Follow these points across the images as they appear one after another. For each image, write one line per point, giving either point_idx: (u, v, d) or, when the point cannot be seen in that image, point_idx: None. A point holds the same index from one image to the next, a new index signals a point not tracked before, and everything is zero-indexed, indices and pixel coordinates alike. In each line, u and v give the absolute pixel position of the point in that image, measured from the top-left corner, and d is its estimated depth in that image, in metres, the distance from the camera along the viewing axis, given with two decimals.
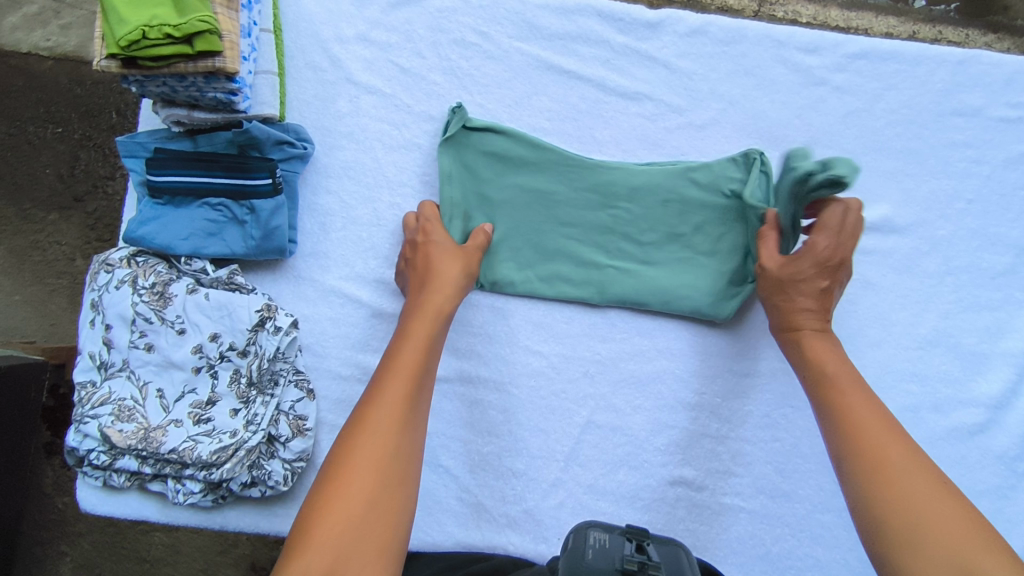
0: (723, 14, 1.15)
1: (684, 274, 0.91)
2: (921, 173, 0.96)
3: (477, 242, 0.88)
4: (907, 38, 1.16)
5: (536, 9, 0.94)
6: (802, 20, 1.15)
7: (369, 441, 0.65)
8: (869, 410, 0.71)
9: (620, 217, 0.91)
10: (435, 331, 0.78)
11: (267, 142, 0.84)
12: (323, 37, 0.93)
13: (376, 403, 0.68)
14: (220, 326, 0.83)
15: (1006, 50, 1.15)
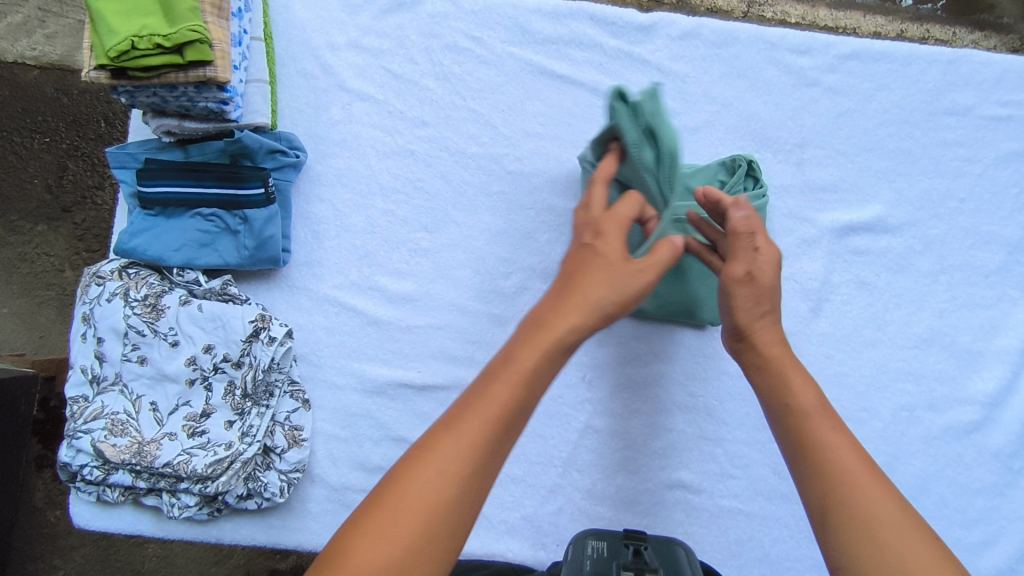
0: (713, 15, 1.15)
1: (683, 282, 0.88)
2: (914, 172, 0.96)
3: (661, 259, 0.67)
4: (895, 37, 1.17)
5: (529, 14, 0.94)
6: (790, 21, 1.17)
7: (422, 476, 0.52)
8: (837, 440, 0.64)
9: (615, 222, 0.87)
10: (546, 359, 0.61)
11: (259, 152, 0.84)
12: (315, 45, 0.92)
13: (422, 462, 0.53)
14: (214, 337, 0.82)
15: (992, 48, 1.17)
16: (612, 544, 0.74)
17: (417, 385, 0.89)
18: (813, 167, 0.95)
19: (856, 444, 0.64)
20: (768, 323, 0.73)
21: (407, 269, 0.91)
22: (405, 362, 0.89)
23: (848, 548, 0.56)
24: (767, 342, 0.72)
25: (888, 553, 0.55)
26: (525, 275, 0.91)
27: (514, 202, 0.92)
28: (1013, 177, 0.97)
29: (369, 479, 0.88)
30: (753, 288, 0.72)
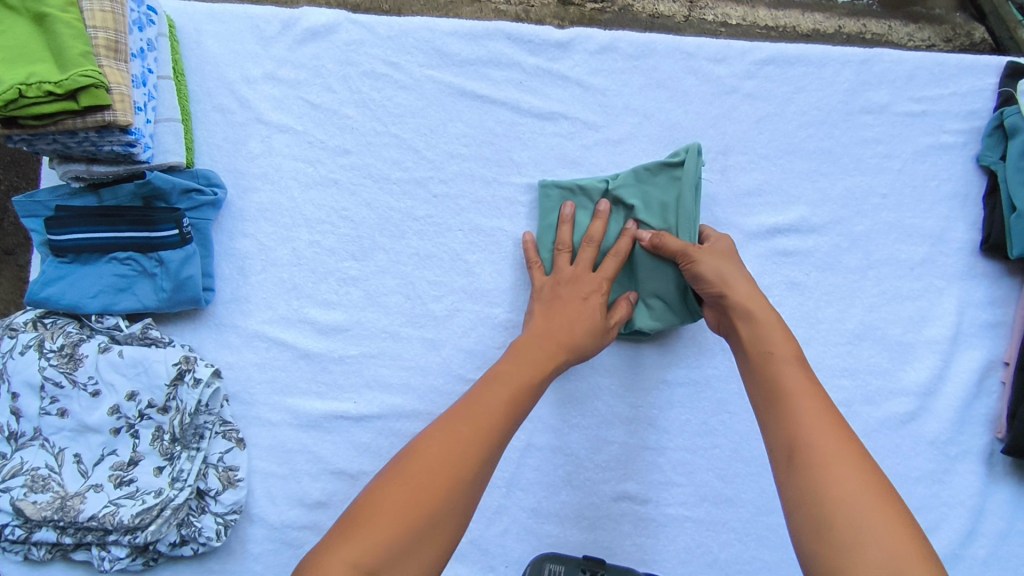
0: (652, 24, 1.17)
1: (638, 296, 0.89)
2: (836, 171, 0.97)
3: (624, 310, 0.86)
4: (833, 33, 1.19)
5: (445, 36, 0.94)
6: (731, 22, 1.18)
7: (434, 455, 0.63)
8: (803, 389, 0.67)
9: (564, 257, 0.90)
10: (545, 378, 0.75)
11: (173, 192, 0.83)
12: (230, 79, 0.92)
13: (446, 434, 0.65)
14: (137, 383, 0.81)
15: (927, 38, 1.19)
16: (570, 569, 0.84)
17: (353, 416, 0.88)
18: (737, 172, 0.96)
19: (824, 393, 0.67)
20: (746, 285, 0.78)
21: (336, 299, 0.90)
22: (340, 395, 0.88)
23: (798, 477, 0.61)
24: (744, 298, 0.76)
25: (830, 482, 0.59)
26: (456, 297, 0.91)
27: (442, 225, 0.92)
28: (931, 171, 0.98)
29: (310, 515, 0.86)
30: (712, 260, 0.80)
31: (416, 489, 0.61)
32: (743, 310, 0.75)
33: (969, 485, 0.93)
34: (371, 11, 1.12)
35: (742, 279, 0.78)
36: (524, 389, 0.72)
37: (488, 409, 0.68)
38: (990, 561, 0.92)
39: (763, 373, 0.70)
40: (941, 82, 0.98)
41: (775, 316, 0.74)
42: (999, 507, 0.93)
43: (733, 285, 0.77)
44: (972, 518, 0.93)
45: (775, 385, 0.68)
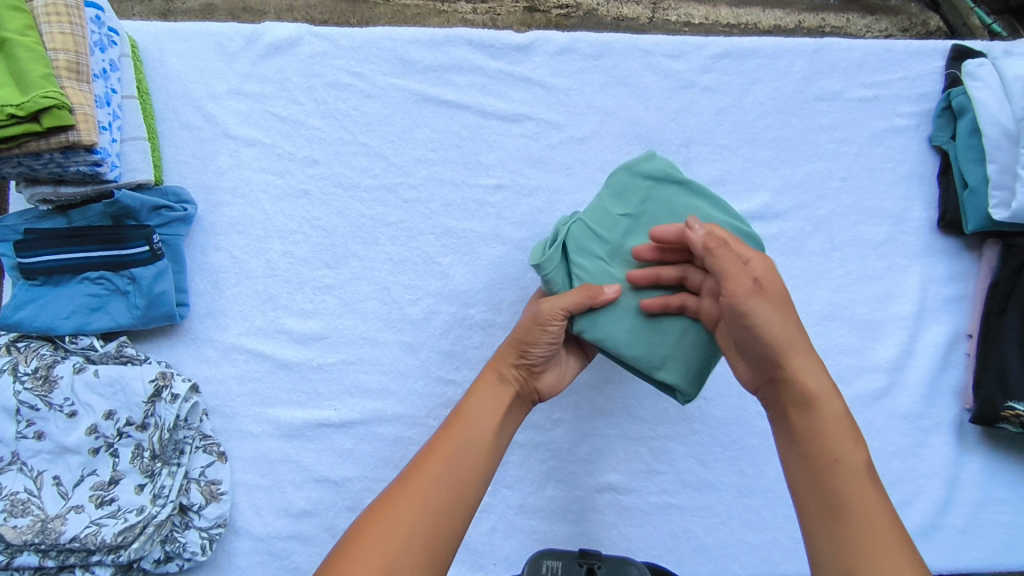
0: (618, 26, 1.20)
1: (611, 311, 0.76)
2: (795, 158, 0.99)
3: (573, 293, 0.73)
4: (794, 28, 1.22)
5: (407, 45, 0.96)
6: (694, 22, 1.22)
7: (424, 480, 0.65)
8: (868, 509, 0.58)
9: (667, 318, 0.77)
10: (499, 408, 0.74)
11: (142, 210, 0.84)
12: (195, 96, 0.93)
13: (423, 473, 0.66)
14: (115, 402, 0.81)
15: (885, 29, 1.24)
16: (567, 564, 0.76)
17: (334, 423, 0.89)
18: (700, 163, 0.98)
19: (895, 522, 0.58)
20: (810, 367, 0.65)
21: (312, 307, 0.91)
22: (320, 403, 0.89)
23: None
24: (805, 385, 0.65)
25: None
26: (432, 300, 0.92)
27: (414, 229, 0.93)
28: (887, 153, 1.01)
29: (295, 524, 0.86)
30: (775, 311, 0.66)
31: (392, 527, 0.61)
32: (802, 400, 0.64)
33: (943, 456, 0.96)
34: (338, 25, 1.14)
35: (809, 361, 0.66)
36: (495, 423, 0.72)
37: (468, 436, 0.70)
38: (968, 529, 0.94)
39: (823, 480, 0.61)
40: (890, 68, 1.02)
41: (842, 413, 0.64)
42: (973, 476, 0.96)
43: (794, 360, 0.65)
44: (947, 489, 0.95)
45: (835, 506, 0.59)
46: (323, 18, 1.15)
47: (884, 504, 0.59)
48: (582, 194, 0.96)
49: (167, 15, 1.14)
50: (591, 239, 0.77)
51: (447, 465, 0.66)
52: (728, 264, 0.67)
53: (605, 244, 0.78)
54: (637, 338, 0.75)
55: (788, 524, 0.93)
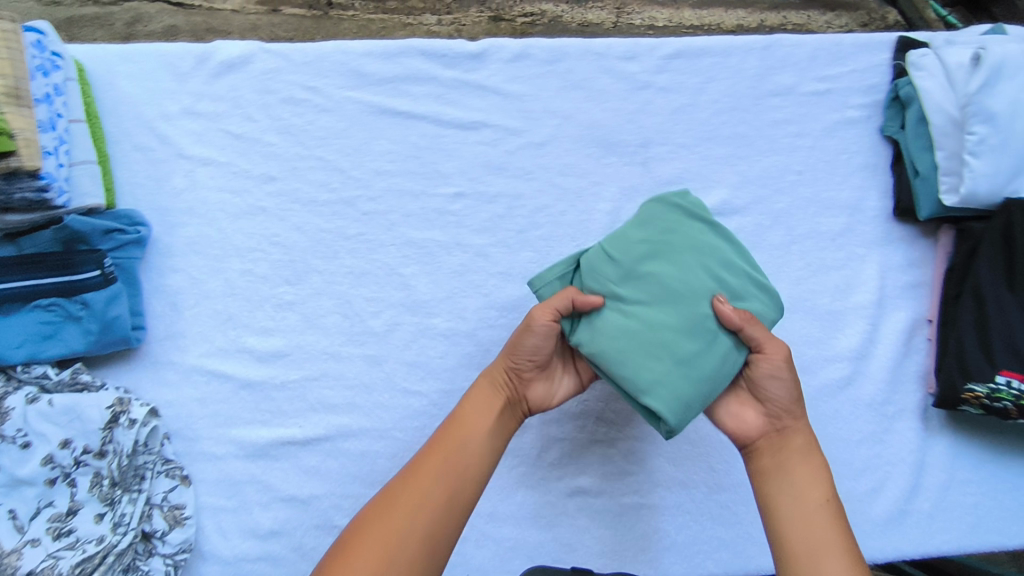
0: (584, 31, 1.21)
1: (618, 325, 0.75)
2: (751, 154, 1.00)
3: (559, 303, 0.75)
4: (757, 26, 1.25)
5: (360, 58, 0.96)
6: (658, 25, 1.23)
7: (418, 483, 0.68)
8: (833, 546, 0.67)
9: (669, 337, 0.74)
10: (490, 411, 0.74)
11: (94, 234, 0.83)
12: (147, 117, 0.92)
13: (418, 476, 0.68)
14: (71, 430, 0.79)
15: (845, 24, 1.27)
16: None
17: (300, 440, 0.88)
18: (659, 163, 0.99)
19: (857, 559, 0.66)
20: (802, 426, 0.75)
21: (273, 325, 0.90)
22: (285, 421, 0.88)
23: None
24: (795, 439, 0.74)
25: None
26: (395, 311, 0.92)
27: (374, 241, 0.93)
28: (841, 145, 1.02)
29: (263, 545, 0.85)
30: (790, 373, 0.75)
31: (383, 533, 0.64)
32: (791, 447, 0.74)
33: (909, 442, 0.97)
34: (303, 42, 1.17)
35: (802, 421, 0.75)
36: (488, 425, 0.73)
37: (463, 440, 0.72)
38: (936, 513, 0.95)
39: (795, 516, 0.70)
40: (841, 62, 1.03)
41: (824, 465, 0.73)
42: (938, 460, 0.97)
43: (793, 416, 0.75)
44: (914, 474, 0.96)
45: (799, 537, 0.68)
46: (288, 35, 1.18)
47: (851, 544, 0.68)
48: (542, 198, 0.96)
49: (131, 39, 1.15)
50: (604, 262, 0.78)
51: (439, 470, 0.69)
52: (764, 332, 0.74)
53: (619, 267, 0.77)
54: (630, 361, 0.73)
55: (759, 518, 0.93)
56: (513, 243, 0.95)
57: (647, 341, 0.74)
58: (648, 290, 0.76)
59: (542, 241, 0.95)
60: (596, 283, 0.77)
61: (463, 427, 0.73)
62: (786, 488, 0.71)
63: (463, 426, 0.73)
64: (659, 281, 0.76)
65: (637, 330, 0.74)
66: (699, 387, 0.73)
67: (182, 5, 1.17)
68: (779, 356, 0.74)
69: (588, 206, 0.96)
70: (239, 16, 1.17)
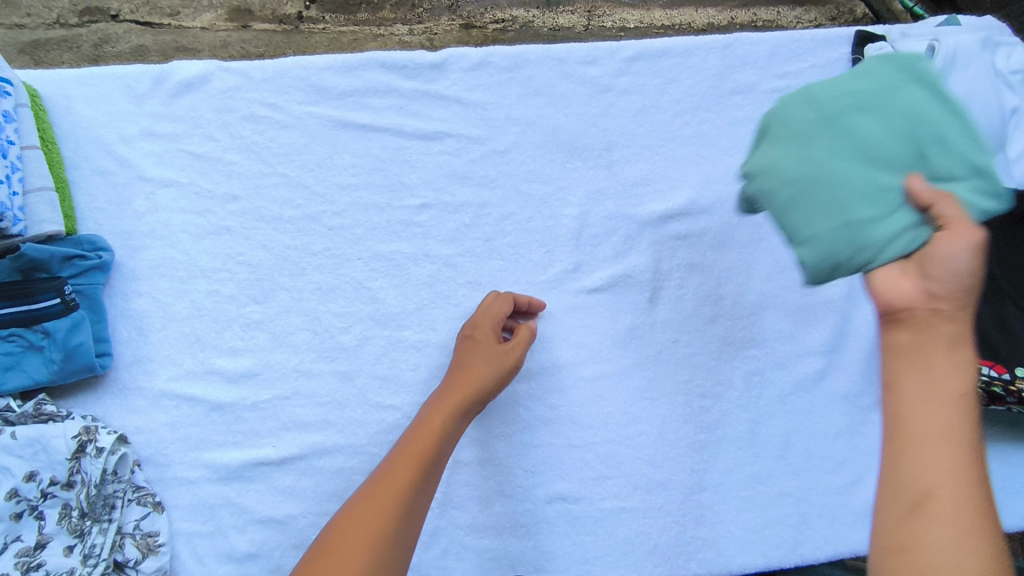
0: (556, 35, 1.21)
1: (787, 162, 0.71)
2: (715, 152, 1.01)
3: (524, 341, 0.86)
4: (727, 24, 1.25)
5: (320, 73, 0.95)
6: (630, 26, 1.23)
7: (390, 483, 0.71)
8: (951, 434, 0.56)
9: (840, 192, 0.69)
10: (452, 418, 0.78)
11: (53, 261, 0.82)
12: (106, 141, 0.91)
13: (391, 477, 0.72)
14: (36, 462, 0.78)
15: (814, 18, 1.27)
16: None
17: (274, 460, 0.87)
18: (624, 166, 0.99)
19: (972, 449, 0.56)
20: (953, 306, 0.60)
21: (242, 344, 0.89)
22: (258, 441, 0.87)
23: (885, 519, 0.58)
24: (936, 320, 0.60)
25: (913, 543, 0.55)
26: (364, 326, 0.91)
27: (340, 256, 0.92)
28: None
29: (240, 569, 0.85)
30: (954, 244, 0.61)
31: (360, 530, 0.67)
32: (930, 329, 0.60)
33: None
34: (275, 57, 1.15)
35: (954, 298, 0.60)
36: (450, 429, 0.78)
37: (430, 443, 0.75)
38: None
39: (909, 400, 0.59)
40: (799, 57, 1.04)
41: (966, 351, 0.59)
42: None
43: (938, 295, 0.61)
44: None
45: (902, 420, 0.59)
46: (259, 51, 1.16)
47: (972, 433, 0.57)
48: (508, 206, 0.96)
49: (99, 61, 1.12)
50: (803, 105, 0.73)
51: (411, 469, 0.73)
52: (959, 212, 0.64)
53: (817, 112, 0.72)
54: (790, 208, 0.71)
55: (740, 515, 0.93)
56: (481, 252, 0.94)
57: (814, 193, 0.70)
58: (845, 142, 0.71)
59: (510, 249, 0.95)
60: (792, 126, 0.72)
61: (427, 431, 0.76)
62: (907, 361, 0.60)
63: (429, 431, 0.76)
64: (833, 140, 0.71)
65: (812, 173, 0.70)
66: (858, 253, 0.68)
67: (149, 25, 1.14)
68: (970, 237, 0.61)
69: (555, 212, 0.96)
70: (209, 33, 1.14)
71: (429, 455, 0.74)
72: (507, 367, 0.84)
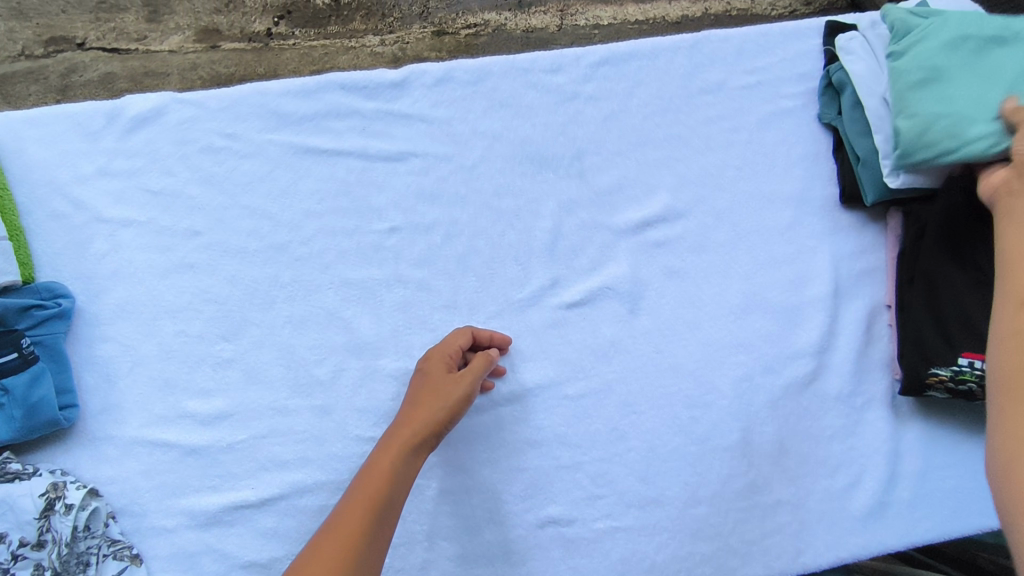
0: (528, 38, 1.18)
1: (921, 76, 0.84)
2: (690, 154, 0.98)
3: (478, 370, 0.84)
4: (701, 15, 1.22)
5: (278, 98, 0.92)
6: (603, 23, 1.20)
7: (341, 527, 0.71)
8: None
9: (936, 106, 0.83)
10: (405, 455, 0.78)
11: (10, 313, 0.80)
12: (60, 182, 0.88)
13: (343, 521, 0.71)
14: (4, 523, 0.76)
15: (789, 6, 1.24)
16: None
17: (254, 502, 0.84)
18: (597, 174, 0.96)
19: None
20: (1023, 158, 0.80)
21: (214, 384, 0.86)
22: (237, 483, 0.85)
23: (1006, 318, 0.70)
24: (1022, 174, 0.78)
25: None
26: (339, 356, 0.88)
27: (310, 286, 0.90)
28: (780, 136, 1.00)
29: None
30: None
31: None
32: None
33: (881, 431, 0.95)
34: (247, 78, 1.12)
35: None
36: (403, 466, 0.77)
37: (382, 483, 0.75)
38: (916, 501, 0.94)
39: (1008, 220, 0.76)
40: (769, 52, 1.02)
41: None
42: (913, 447, 0.95)
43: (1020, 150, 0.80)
44: (891, 464, 0.94)
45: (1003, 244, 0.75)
46: (229, 71, 1.12)
47: None
48: (480, 223, 0.93)
49: (67, 91, 1.09)
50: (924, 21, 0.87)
51: (362, 511, 0.72)
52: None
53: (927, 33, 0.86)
54: (915, 113, 0.84)
55: (738, 527, 0.91)
56: (454, 273, 0.92)
57: (933, 98, 0.83)
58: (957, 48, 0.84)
59: (485, 267, 0.92)
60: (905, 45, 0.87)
61: (379, 472, 0.76)
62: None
63: (381, 471, 0.76)
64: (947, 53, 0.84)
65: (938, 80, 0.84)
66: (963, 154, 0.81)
67: (116, 51, 1.10)
68: None
69: (528, 226, 0.94)
70: (178, 56, 1.11)
71: (382, 495, 0.74)
72: (457, 397, 0.82)
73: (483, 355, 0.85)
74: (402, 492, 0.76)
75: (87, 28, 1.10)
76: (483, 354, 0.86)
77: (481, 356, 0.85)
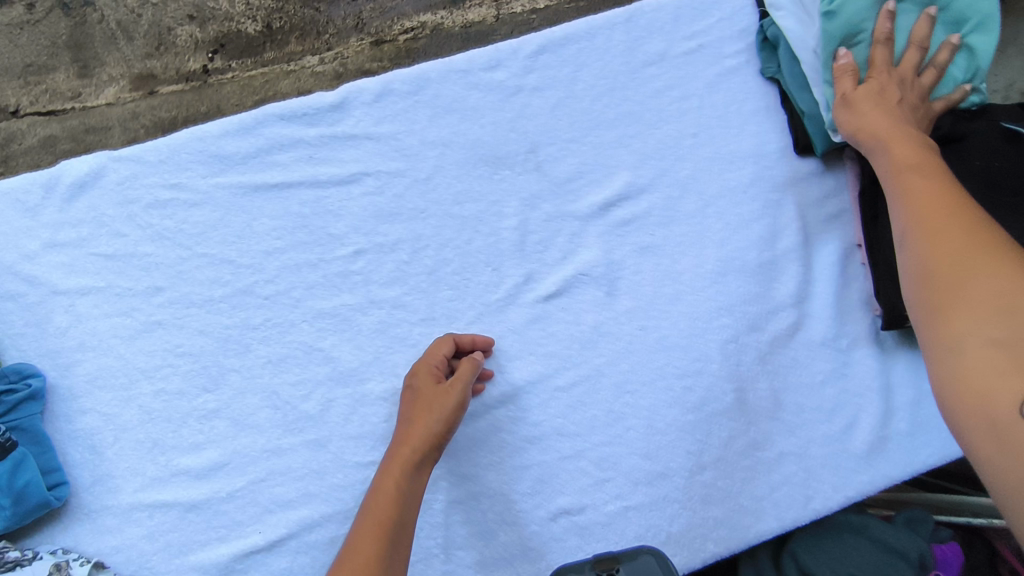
0: (466, 35, 1.16)
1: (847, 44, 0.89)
2: (642, 129, 0.98)
3: (466, 376, 0.83)
4: None
5: (218, 139, 0.91)
6: (540, 7, 1.18)
7: (353, 556, 0.71)
8: (919, 189, 0.72)
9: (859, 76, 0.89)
10: (408, 473, 0.78)
11: None
12: (9, 262, 0.86)
13: (355, 549, 0.71)
14: None
15: None
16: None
17: (264, 546, 0.84)
18: (552, 164, 0.96)
19: (949, 187, 0.71)
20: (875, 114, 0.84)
21: (203, 437, 0.85)
22: (244, 530, 0.84)
23: (910, 250, 0.67)
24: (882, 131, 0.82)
25: (930, 256, 0.64)
26: (325, 389, 0.88)
27: (284, 323, 0.89)
28: (727, 97, 1.00)
29: None
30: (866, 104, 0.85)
31: None
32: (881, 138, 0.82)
33: (870, 369, 0.96)
34: (191, 119, 1.09)
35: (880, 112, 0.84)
36: (408, 484, 0.78)
37: (389, 506, 0.75)
38: (914, 431, 0.95)
39: (901, 176, 0.76)
40: (704, 15, 1.02)
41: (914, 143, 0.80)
42: (903, 379, 0.97)
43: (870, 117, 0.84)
44: (884, 399, 0.95)
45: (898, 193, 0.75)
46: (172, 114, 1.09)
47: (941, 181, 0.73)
48: (445, 232, 0.92)
49: (8, 161, 1.06)
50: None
51: (374, 536, 0.72)
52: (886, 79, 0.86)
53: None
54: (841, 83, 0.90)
55: (746, 485, 0.92)
56: (427, 285, 0.91)
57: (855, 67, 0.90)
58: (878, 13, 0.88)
59: (456, 275, 0.92)
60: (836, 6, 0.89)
61: (384, 496, 0.76)
62: (885, 155, 0.81)
63: (386, 494, 0.76)
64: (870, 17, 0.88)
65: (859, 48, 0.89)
66: None
67: (53, 112, 1.08)
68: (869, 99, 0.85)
69: (493, 227, 0.93)
70: (116, 108, 1.08)
71: (392, 518, 0.74)
72: (450, 408, 0.81)
73: (467, 360, 0.85)
74: (411, 510, 0.77)
75: (18, 94, 1.07)
76: (469, 359, 0.85)
77: (467, 361, 0.85)
